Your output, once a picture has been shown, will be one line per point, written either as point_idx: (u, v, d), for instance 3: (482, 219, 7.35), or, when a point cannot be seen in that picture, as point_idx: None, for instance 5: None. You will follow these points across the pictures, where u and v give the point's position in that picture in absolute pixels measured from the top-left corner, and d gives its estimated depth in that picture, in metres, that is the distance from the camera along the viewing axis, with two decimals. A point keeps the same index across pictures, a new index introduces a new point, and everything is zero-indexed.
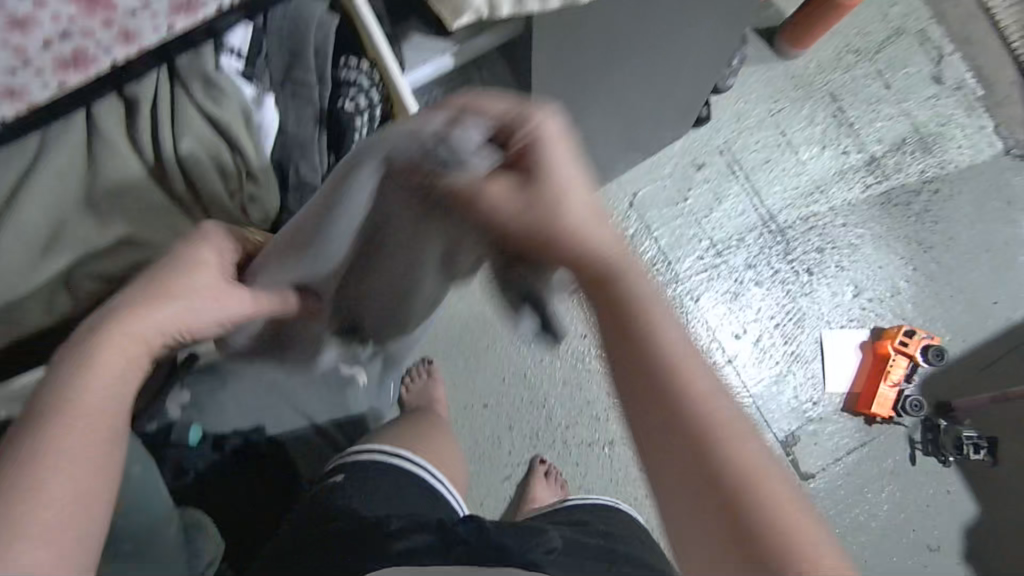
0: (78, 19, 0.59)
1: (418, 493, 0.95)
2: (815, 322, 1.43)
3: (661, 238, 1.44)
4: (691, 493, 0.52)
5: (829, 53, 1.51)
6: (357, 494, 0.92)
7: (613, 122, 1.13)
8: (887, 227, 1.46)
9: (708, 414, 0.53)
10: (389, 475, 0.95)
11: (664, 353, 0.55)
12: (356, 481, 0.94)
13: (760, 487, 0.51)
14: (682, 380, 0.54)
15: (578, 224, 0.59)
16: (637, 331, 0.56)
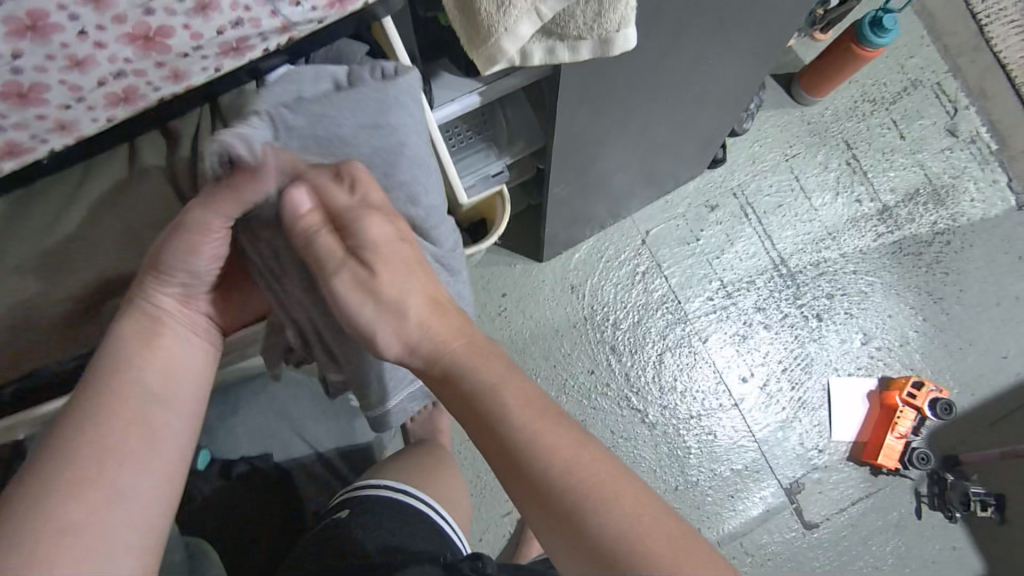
0: (133, 61, 0.57)
1: (425, 528, 0.94)
2: (823, 368, 1.42)
3: (671, 276, 1.44)
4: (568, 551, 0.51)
5: (845, 102, 1.52)
6: (362, 524, 0.91)
7: (631, 162, 1.13)
8: (897, 276, 1.46)
9: (567, 464, 0.52)
10: (395, 507, 0.95)
11: (501, 415, 0.55)
12: (362, 510, 0.93)
13: (640, 527, 0.49)
14: (525, 435, 0.54)
15: (406, 292, 0.60)
16: (465, 391, 0.58)
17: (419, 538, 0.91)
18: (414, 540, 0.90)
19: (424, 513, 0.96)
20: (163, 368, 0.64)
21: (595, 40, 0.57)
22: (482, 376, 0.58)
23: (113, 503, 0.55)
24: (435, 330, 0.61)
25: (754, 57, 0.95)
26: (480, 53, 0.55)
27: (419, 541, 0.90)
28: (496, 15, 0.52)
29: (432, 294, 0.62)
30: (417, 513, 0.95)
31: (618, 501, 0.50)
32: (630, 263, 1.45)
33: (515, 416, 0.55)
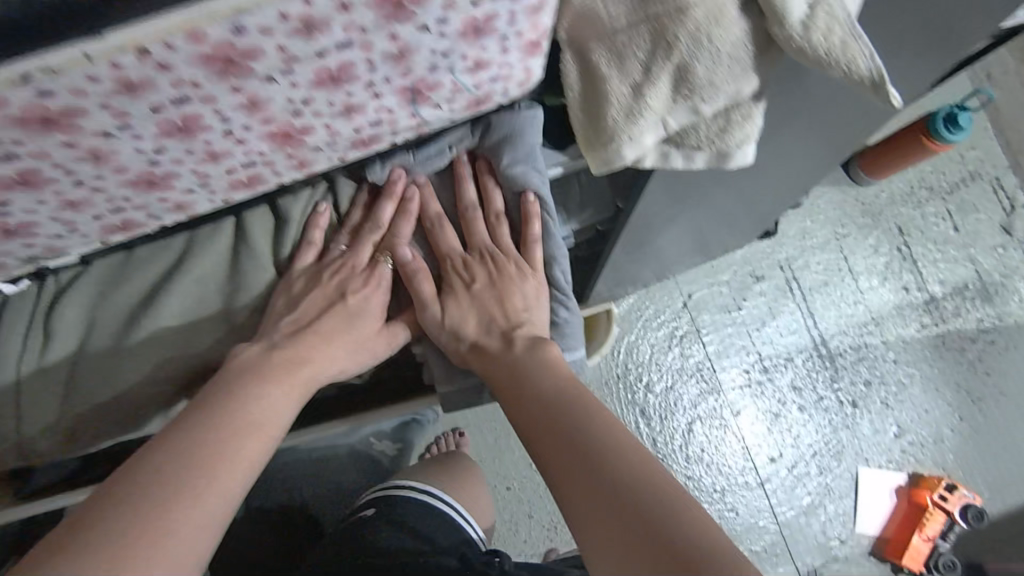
0: None
1: (446, 526, 0.89)
2: (853, 457, 1.39)
3: (709, 343, 1.42)
4: (586, 492, 0.56)
5: (901, 187, 1.50)
6: (385, 522, 0.87)
7: (691, 233, 1.11)
8: (938, 371, 1.43)
9: (584, 426, 0.61)
10: (417, 505, 0.90)
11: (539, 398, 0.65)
12: (385, 510, 0.89)
13: (649, 481, 0.55)
14: (561, 407, 0.63)
15: (464, 309, 0.72)
16: (551, 408, 0.64)
17: (438, 532, 0.88)
18: (433, 533, 0.87)
19: (445, 513, 0.91)
20: (261, 422, 0.61)
21: (714, 153, 0.55)
22: (559, 394, 0.65)
23: (165, 522, 0.51)
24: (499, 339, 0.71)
25: (835, 149, 0.93)
26: (597, 156, 0.52)
27: (438, 537, 0.87)
28: (623, 123, 0.50)
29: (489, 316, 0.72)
30: (439, 513, 0.91)
31: (672, 501, 0.53)
32: (669, 325, 1.43)
33: (598, 429, 0.60)
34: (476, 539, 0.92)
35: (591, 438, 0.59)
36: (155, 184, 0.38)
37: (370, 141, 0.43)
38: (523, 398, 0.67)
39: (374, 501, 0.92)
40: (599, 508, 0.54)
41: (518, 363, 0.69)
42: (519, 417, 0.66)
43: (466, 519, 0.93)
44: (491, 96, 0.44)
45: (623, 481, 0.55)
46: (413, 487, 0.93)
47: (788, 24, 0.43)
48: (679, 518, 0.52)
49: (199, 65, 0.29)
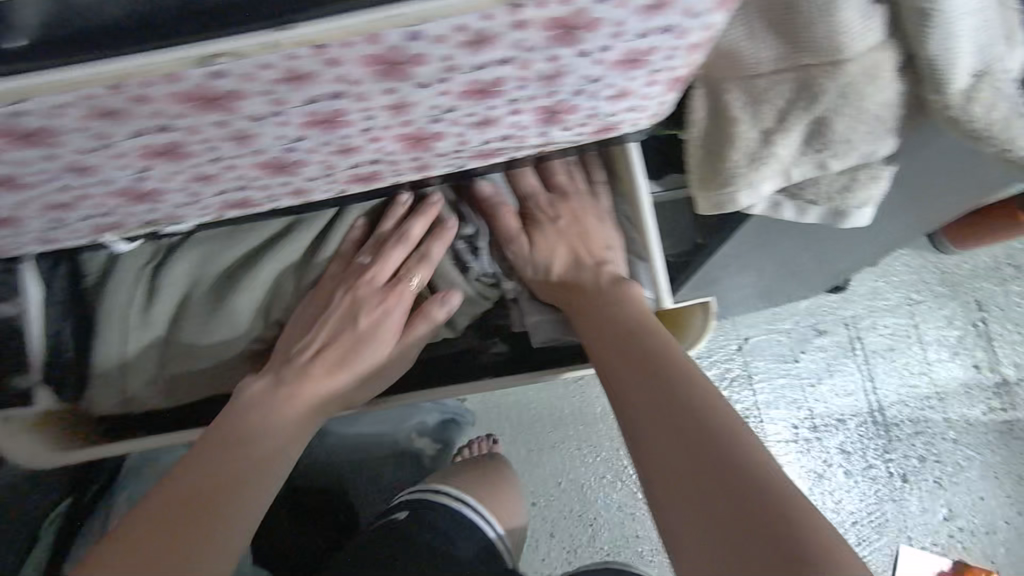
0: None
1: (478, 538, 0.84)
2: (896, 533, 1.32)
3: (759, 391, 1.38)
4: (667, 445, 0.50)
5: (988, 260, 1.41)
6: (421, 530, 0.81)
7: (765, 279, 1.06)
8: (1000, 458, 1.35)
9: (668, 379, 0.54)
10: (452, 515, 0.84)
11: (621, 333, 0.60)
12: (420, 515, 0.83)
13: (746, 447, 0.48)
14: (647, 346, 0.57)
15: (553, 246, 0.65)
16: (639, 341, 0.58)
17: (463, 538, 0.82)
18: (456, 538, 0.82)
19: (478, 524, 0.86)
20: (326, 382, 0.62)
21: (829, 210, 0.53)
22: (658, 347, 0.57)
23: (212, 463, 0.56)
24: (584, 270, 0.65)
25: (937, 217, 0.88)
26: (709, 197, 0.51)
27: (460, 543, 0.81)
28: (745, 168, 0.48)
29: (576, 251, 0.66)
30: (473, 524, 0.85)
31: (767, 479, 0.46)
32: (721, 366, 1.39)
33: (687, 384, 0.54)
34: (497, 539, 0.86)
35: (692, 400, 0.52)
36: (283, 169, 0.38)
37: (491, 154, 0.43)
38: (606, 336, 0.60)
39: (406, 504, 0.86)
40: (698, 474, 0.48)
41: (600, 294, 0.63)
42: (599, 351, 0.60)
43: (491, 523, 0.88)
44: (620, 123, 0.43)
45: (713, 441, 0.49)
46: (432, 492, 0.87)
47: (949, 93, 0.41)
48: (783, 495, 0.45)
49: (366, 64, 0.29)
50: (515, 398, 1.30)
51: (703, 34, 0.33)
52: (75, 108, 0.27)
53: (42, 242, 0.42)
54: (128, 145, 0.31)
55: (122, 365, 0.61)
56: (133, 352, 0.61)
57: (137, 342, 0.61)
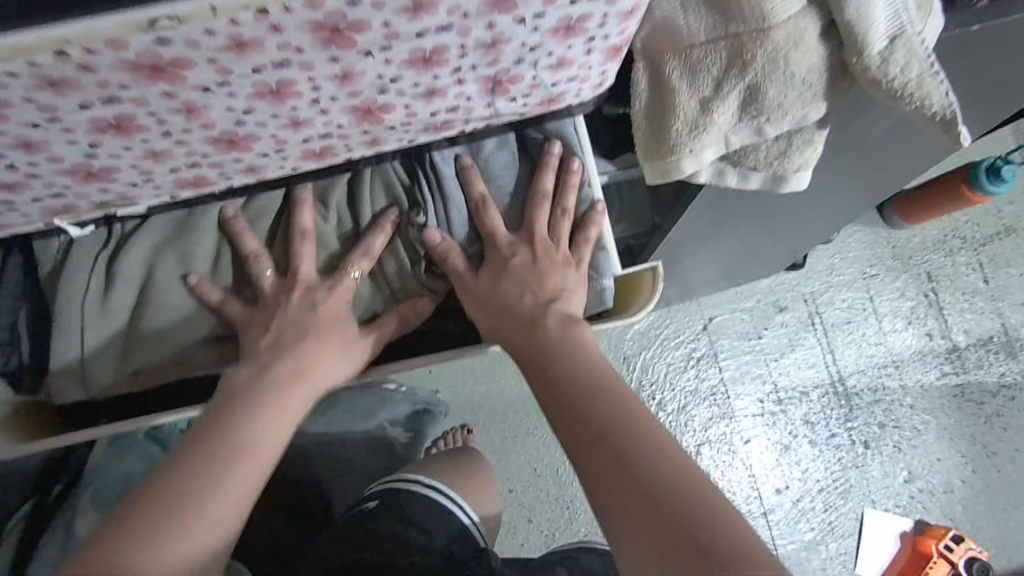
0: None
1: (449, 525, 0.83)
2: (860, 497, 1.37)
3: (726, 368, 1.42)
4: (587, 454, 0.52)
5: (935, 233, 1.48)
6: (390, 518, 0.80)
7: (722, 259, 1.09)
8: (954, 421, 1.42)
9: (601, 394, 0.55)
10: (423, 503, 0.83)
11: (554, 356, 0.60)
12: (390, 504, 0.82)
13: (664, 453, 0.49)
14: (576, 363, 0.59)
15: (499, 284, 0.64)
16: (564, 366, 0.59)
17: (434, 523, 0.82)
18: (427, 524, 0.81)
19: (449, 511, 0.85)
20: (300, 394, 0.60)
21: (770, 176, 0.56)
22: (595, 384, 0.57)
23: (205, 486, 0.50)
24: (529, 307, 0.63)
25: (880, 189, 0.92)
26: (655, 167, 0.53)
27: (433, 530, 0.81)
28: (685, 136, 0.50)
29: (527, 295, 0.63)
30: (444, 510, 0.84)
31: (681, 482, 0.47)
32: (688, 346, 1.42)
33: (610, 399, 0.55)
34: (470, 525, 0.86)
35: (628, 437, 0.51)
36: (235, 145, 0.39)
37: (442, 127, 0.44)
38: (536, 359, 0.61)
39: (378, 494, 0.85)
40: (613, 483, 0.49)
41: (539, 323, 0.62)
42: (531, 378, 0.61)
43: (463, 507, 0.87)
44: (564, 94, 0.45)
45: (628, 449, 0.50)
46: (403, 481, 0.86)
47: (867, 55, 0.44)
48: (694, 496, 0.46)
49: (309, 31, 0.30)
50: (488, 388, 1.31)
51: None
52: (19, 77, 0.28)
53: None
54: (76, 118, 0.32)
55: (86, 365, 0.61)
56: (95, 340, 0.60)
57: (100, 330, 0.60)
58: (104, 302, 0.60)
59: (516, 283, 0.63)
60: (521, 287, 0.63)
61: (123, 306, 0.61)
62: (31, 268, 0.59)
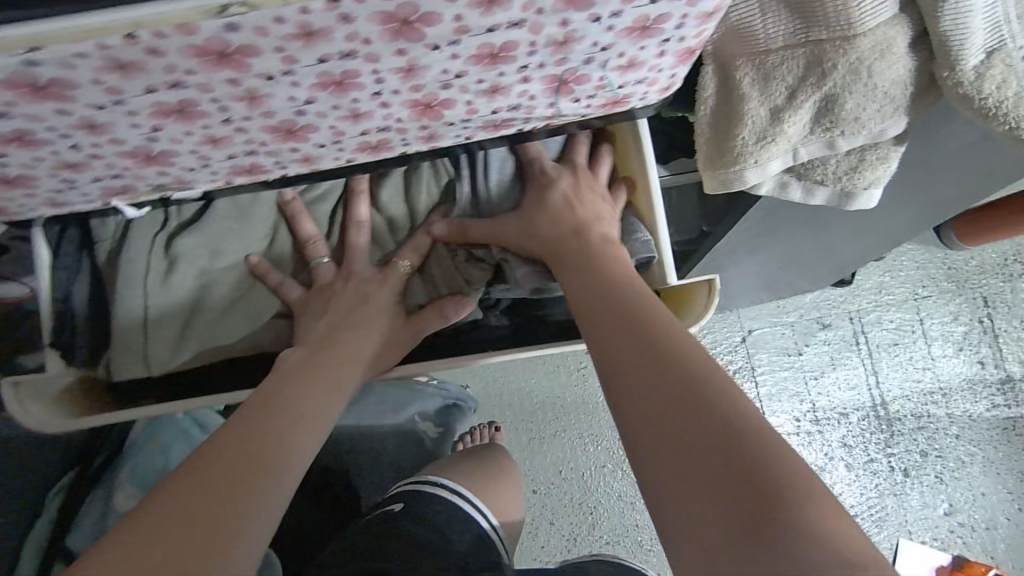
0: None
1: (468, 527, 0.82)
2: (896, 527, 1.32)
3: (762, 383, 1.38)
4: (636, 378, 0.46)
5: (995, 256, 1.40)
6: (409, 514, 0.80)
7: (767, 270, 1.05)
8: (1002, 454, 1.35)
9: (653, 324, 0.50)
10: (445, 505, 0.83)
11: (604, 283, 0.55)
12: (411, 502, 0.82)
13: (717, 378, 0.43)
14: (627, 293, 0.53)
15: (534, 223, 0.62)
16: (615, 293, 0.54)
17: (454, 528, 0.80)
18: (446, 527, 0.80)
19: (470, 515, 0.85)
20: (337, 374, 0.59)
21: (837, 191, 0.53)
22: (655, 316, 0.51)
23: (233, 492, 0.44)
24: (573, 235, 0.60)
25: (947, 208, 0.87)
26: (716, 175, 0.51)
27: (454, 531, 0.80)
28: (752, 146, 0.48)
29: (565, 227, 0.60)
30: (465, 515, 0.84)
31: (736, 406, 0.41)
32: (724, 357, 1.38)
33: (665, 330, 0.49)
34: (489, 530, 0.86)
35: (682, 361, 0.45)
36: (292, 134, 0.38)
37: (501, 125, 0.43)
38: (581, 287, 0.56)
39: (401, 496, 0.85)
40: (664, 406, 0.43)
41: (584, 256, 0.58)
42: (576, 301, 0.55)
43: (480, 511, 0.87)
44: (629, 97, 0.43)
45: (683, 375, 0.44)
46: (424, 483, 0.86)
47: (960, 69, 0.41)
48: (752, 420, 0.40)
49: (378, 23, 0.29)
50: (518, 386, 1.30)
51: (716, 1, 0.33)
52: (88, 59, 0.27)
53: (52, 206, 0.42)
54: (140, 102, 0.32)
55: (147, 350, 0.62)
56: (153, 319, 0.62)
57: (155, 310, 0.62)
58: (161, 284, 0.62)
59: (548, 225, 0.61)
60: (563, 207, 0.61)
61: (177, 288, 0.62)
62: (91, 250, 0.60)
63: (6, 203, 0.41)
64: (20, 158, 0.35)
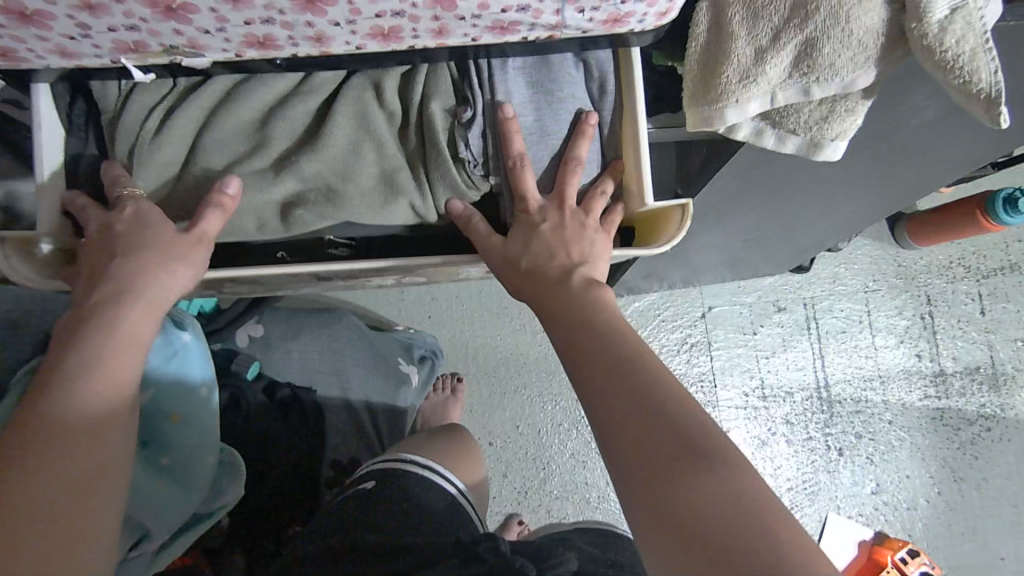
0: None
1: (444, 503, 0.84)
2: (827, 501, 1.41)
3: (717, 358, 1.44)
4: (610, 404, 0.50)
5: (941, 258, 1.50)
6: (383, 500, 0.81)
7: (735, 245, 1.09)
8: (928, 442, 1.45)
9: (625, 349, 0.53)
10: (418, 482, 0.84)
11: (580, 305, 0.58)
12: (384, 484, 0.83)
13: (675, 398, 0.49)
14: (602, 316, 0.57)
15: (526, 240, 0.60)
16: (589, 317, 0.57)
17: (429, 493, 0.83)
18: (417, 495, 0.82)
19: (443, 489, 0.86)
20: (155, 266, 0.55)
21: (806, 141, 0.57)
22: (618, 339, 0.54)
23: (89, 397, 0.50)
24: (561, 252, 0.59)
25: (905, 191, 0.92)
26: (699, 111, 0.53)
27: (431, 500, 0.83)
28: (735, 84, 0.51)
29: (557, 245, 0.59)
30: (438, 488, 0.85)
31: (695, 425, 0.47)
32: (684, 331, 1.44)
33: (635, 353, 0.53)
34: (459, 495, 0.87)
35: (652, 386, 0.50)
36: (312, 5, 0.40)
37: (507, 28, 0.45)
38: (562, 308, 0.58)
39: (373, 475, 0.86)
40: (639, 431, 0.48)
41: (566, 276, 0.59)
42: (558, 325, 0.58)
43: (446, 475, 0.88)
44: (629, 16, 0.46)
45: (652, 399, 0.49)
46: (396, 460, 0.87)
47: (926, 21, 0.45)
48: (708, 438, 0.46)
49: None
50: (483, 339, 1.29)
51: None
52: None
53: (60, 56, 0.43)
54: None
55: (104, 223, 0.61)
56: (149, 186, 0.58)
57: (151, 177, 0.58)
58: (152, 150, 0.57)
59: (543, 247, 0.60)
60: (546, 252, 0.60)
61: (168, 156, 0.58)
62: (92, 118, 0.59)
63: (15, 42, 0.41)
64: None
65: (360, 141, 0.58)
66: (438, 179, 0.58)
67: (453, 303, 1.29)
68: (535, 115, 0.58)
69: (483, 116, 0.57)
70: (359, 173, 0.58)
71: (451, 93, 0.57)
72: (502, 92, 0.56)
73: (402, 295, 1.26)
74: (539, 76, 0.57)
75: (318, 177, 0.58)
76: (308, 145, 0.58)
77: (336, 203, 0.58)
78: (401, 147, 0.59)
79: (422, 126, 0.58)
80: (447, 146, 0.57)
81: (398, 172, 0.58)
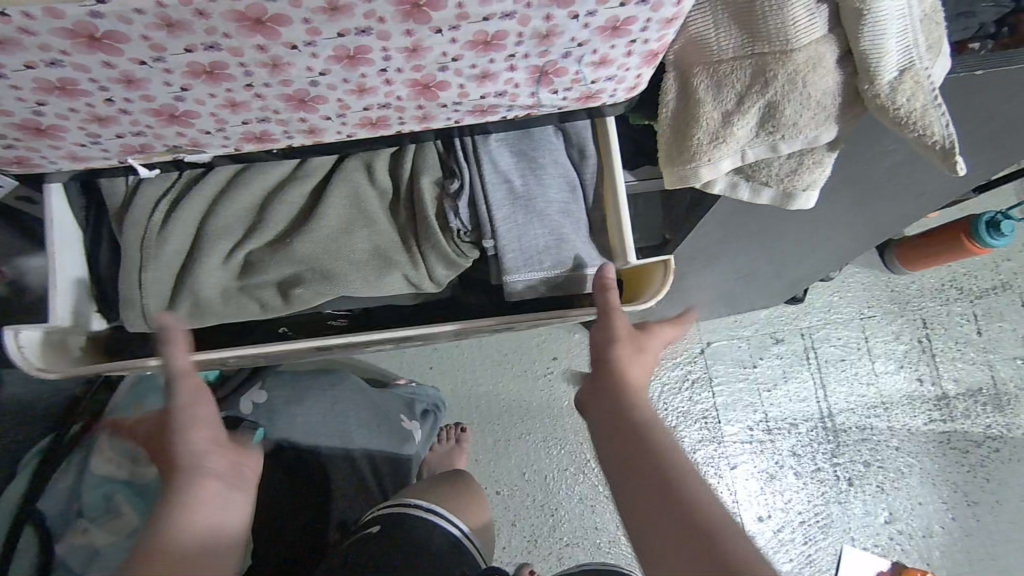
0: None
1: (449, 546, 0.84)
2: (841, 532, 1.39)
3: (719, 394, 1.45)
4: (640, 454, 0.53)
5: (932, 282, 1.52)
6: (393, 542, 0.80)
7: (726, 283, 1.11)
8: (938, 467, 1.44)
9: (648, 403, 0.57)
10: (423, 525, 0.84)
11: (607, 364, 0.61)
12: (393, 526, 0.82)
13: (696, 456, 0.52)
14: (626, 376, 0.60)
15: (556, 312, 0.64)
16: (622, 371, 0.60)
17: (432, 536, 0.83)
18: (424, 537, 0.82)
19: (447, 531, 0.86)
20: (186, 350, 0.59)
21: (779, 192, 0.60)
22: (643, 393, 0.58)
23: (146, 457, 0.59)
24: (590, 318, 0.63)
25: (885, 224, 0.94)
26: (675, 171, 0.56)
27: (436, 542, 0.83)
28: (706, 146, 0.54)
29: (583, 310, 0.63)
30: (442, 531, 0.85)
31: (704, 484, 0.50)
32: (683, 367, 1.45)
33: None
34: (464, 537, 0.87)
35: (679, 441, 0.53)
36: (304, 104, 0.43)
37: (487, 110, 0.49)
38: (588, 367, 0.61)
39: (379, 518, 0.85)
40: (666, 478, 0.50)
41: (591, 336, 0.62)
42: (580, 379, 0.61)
43: (450, 518, 0.88)
44: (600, 93, 0.49)
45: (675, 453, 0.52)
46: (400, 503, 0.87)
47: (878, 83, 0.48)
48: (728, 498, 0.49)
49: (392, 3, 0.34)
50: (484, 388, 1.30)
51: (674, 9, 0.39)
52: (143, 15, 0.32)
53: (71, 160, 0.46)
54: (177, 61, 0.36)
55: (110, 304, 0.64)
56: (156, 278, 0.61)
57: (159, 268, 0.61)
58: (159, 239, 0.60)
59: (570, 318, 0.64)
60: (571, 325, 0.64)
61: (175, 245, 0.61)
62: (98, 212, 0.62)
63: (30, 153, 0.44)
64: (56, 108, 0.39)
65: (353, 220, 0.62)
66: (429, 251, 0.61)
67: (454, 353, 1.30)
68: (522, 182, 0.60)
69: (473, 187, 0.59)
70: (352, 249, 0.61)
71: (438, 168, 0.61)
72: (487, 167, 0.59)
73: (404, 347, 1.28)
74: (524, 150, 0.60)
75: (312, 257, 0.61)
76: (306, 223, 0.61)
77: (332, 279, 0.61)
78: (392, 222, 0.62)
79: (412, 201, 0.62)
80: (436, 220, 0.61)
81: (390, 248, 0.62)
